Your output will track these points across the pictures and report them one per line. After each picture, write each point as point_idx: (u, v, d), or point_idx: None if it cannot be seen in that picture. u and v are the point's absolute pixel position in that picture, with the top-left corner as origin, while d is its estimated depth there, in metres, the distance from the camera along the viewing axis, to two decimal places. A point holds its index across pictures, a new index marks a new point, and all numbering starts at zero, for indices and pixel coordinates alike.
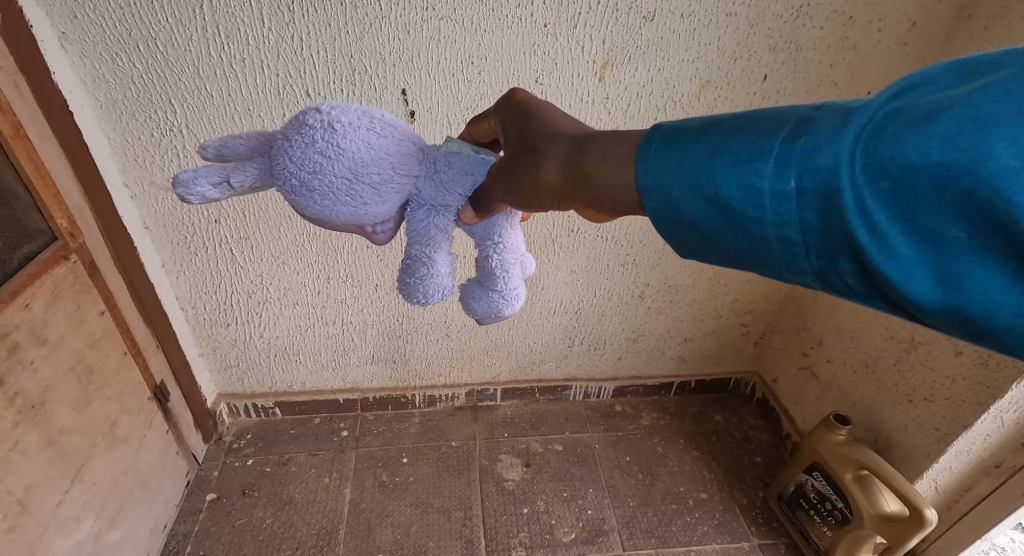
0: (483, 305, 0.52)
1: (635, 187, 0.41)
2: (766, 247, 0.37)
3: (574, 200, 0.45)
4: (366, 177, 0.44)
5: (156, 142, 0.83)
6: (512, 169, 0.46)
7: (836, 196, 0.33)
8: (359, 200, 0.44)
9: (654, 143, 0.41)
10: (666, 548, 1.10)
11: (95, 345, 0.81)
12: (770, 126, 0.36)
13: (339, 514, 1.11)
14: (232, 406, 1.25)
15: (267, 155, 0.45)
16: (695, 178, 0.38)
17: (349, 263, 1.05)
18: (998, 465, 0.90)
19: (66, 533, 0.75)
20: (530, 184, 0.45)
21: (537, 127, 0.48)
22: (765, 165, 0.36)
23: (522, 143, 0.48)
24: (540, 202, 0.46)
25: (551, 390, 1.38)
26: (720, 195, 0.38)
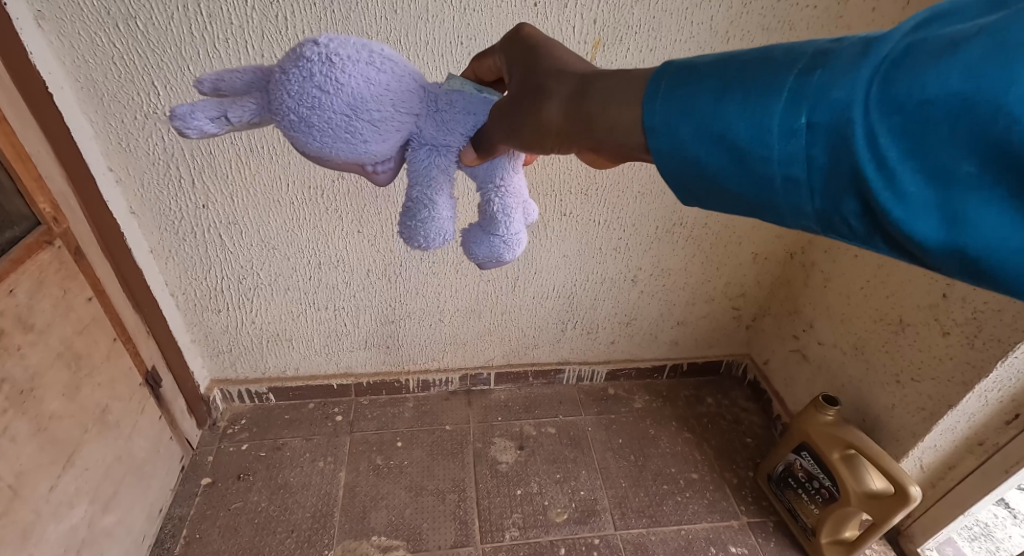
0: (485, 245, 0.51)
1: (641, 127, 0.41)
2: (770, 188, 0.37)
3: (577, 143, 0.44)
4: (366, 114, 0.43)
5: (140, 125, 0.82)
6: (514, 112, 0.46)
7: (848, 130, 0.33)
8: (360, 138, 0.44)
9: (665, 80, 0.40)
10: (657, 528, 1.12)
11: (84, 331, 0.81)
12: (784, 61, 0.35)
13: (334, 497, 1.12)
14: (226, 391, 1.25)
15: (268, 90, 0.43)
16: (703, 118, 0.38)
17: (340, 248, 1.04)
18: (981, 443, 0.93)
19: (60, 517, 0.76)
20: (534, 128, 0.45)
21: (541, 67, 0.47)
22: (776, 101, 0.35)
23: (525, 84, 0.46)
24: (542, 145, 0.46)
25: (544, 373, 1.39)
26: (728, 135, 0.37)
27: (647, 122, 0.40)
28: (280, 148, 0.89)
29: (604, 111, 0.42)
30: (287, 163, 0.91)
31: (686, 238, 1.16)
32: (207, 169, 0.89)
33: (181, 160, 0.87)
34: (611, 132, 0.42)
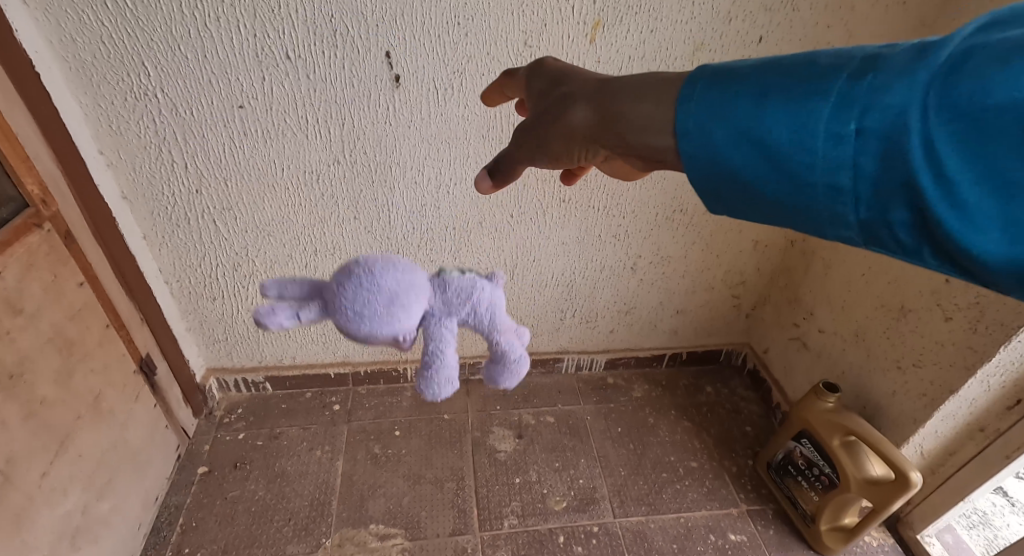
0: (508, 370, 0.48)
1: (672, 132, 0.44)
2: (815, 193, 0.39)
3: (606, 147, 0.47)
4: (413, 308, 0.41)
5: (131, 107, 0.81)
6: (542, 123, 0.49)
7: (901, 137, 0.35)
8: (408, 325, 0.41)
9: (708, 86, 0.42)
10: (656, 516, 1.12)
11: (76, 317, 0.80)
12: (833, 71, 0.38)
13: (332, 486, 1.11)
14: (222, 380, 1.24)
15: (320, 294, 0.41)
16: (744, 123, 0.41)
17: (336, 235, 1.03)
18: (982, 429, 0.92)
19: (54, 504, 0.75)
20: (563, 136, 0.48)
21: (562, 80, 0.51)
22: (826, 108, 0.38)
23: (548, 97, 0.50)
24: (570, 150, 0.49)
25: (543, 363, 1.38)
26: (768, 141, 0.40)
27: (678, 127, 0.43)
28: (274, 132, 0.87)
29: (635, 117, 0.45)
30: (281, 147, 0.89)
31: (686, 225, 1.14)
32: (200, 154, 0.88)
33: (173, 144, 0.86)
34: (640, 134, 0.45)
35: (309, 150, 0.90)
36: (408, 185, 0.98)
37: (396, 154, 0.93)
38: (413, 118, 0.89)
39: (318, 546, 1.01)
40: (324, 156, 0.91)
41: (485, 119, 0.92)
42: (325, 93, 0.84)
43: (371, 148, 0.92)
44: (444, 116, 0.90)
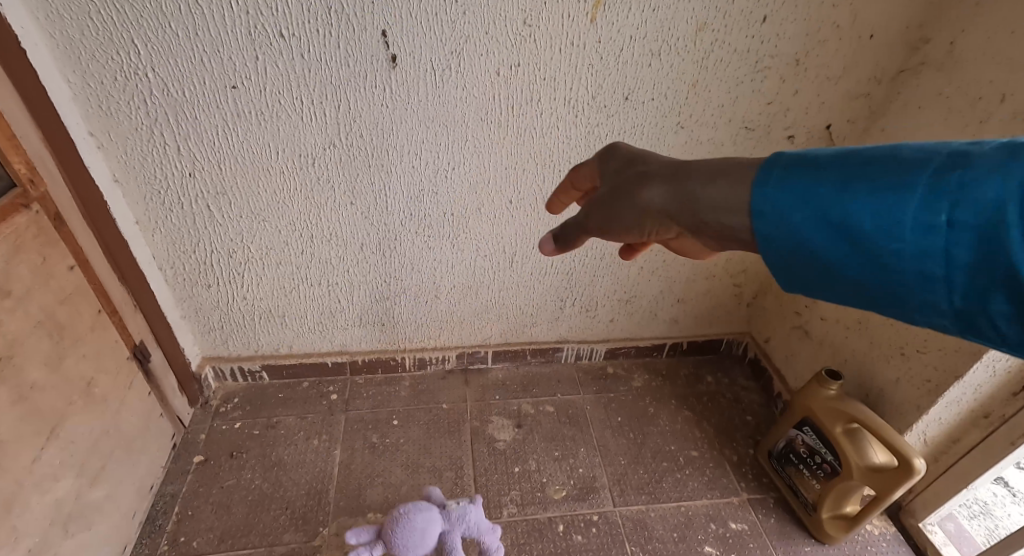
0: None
1: (745, 212, 0.44)
2: (900, 281, 0.38)
3: (677, 223, 0.50)
4: (424, 532, 0.82)
5: (121, 87, 0.79)
6: (613, 201, 0.53)
7: (998, 231, 0.34)
8: (421, 538, 0.82)
9: (780, 169, 0.43)
10: (656, 504, 1.11)
11: (66, 301, 0.79)
12: (918, 160, 0.38)
13: (329, 475, 1.10)
14: (218, 369, 1.23)
15: (381, 539, 0.84)
16: (821, 207, 0.40)
17: (333, 222, 1.01)
18: (987, 416, 0.92)
19: (45, 490, 0.74)
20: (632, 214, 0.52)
21: (638, 162, 0.54)
22: (911, 197, 0.37)
23: (621, 177, 0.54)
24: (641, 228, 0.52)
25: (542, 352, 1.37)
26: (852, 227, 0.39)
27: (752, 208, 0.43)
28: (268, 114, 0.85)
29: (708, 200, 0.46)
30: (276, 130, 0.87)
31: None
32: (193, 136, 0.86)
33: (165, 126, 0.84)
34: (716, 214, 0.46)
35: (304, 132, 0.88)
36: (405, 170, 0.96)
37: (393, 138, 0.91)
38: (410, 101, 0.88)
39: (315, 535, 1.00)
40: (320, 139, 0.90)
41: (484, 102, 0.90)
42: (320, 73, 0.82)
43: (368, 131, 0.90)
44: (442, 99, 0.88)
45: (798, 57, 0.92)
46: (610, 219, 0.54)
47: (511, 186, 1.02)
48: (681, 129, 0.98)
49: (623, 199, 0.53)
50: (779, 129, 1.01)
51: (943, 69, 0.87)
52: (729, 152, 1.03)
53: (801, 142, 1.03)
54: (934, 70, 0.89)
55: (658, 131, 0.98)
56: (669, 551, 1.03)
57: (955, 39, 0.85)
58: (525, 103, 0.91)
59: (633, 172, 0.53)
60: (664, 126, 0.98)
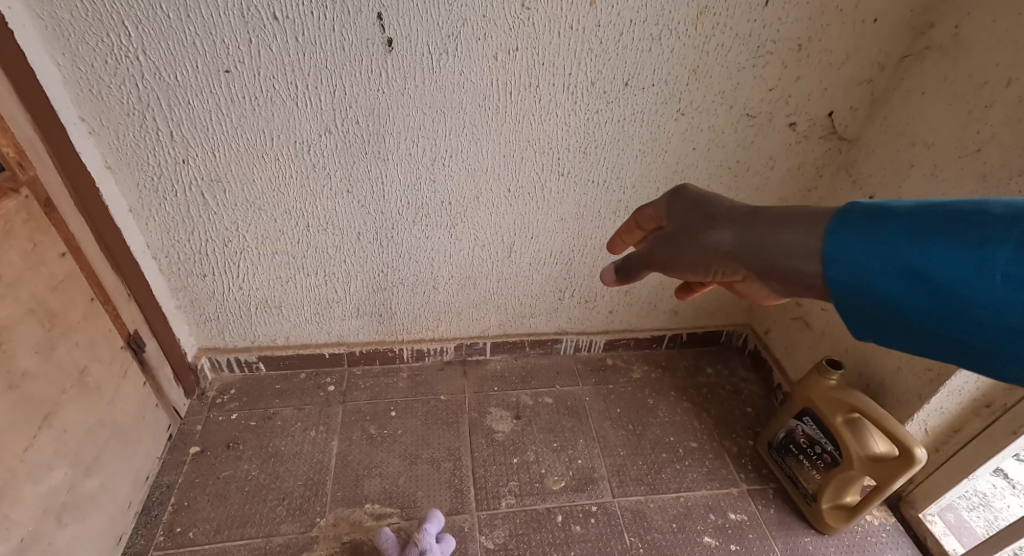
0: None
1: (819, 258, 0.44)
2: (988, 335, 0.36)
3: (746, 267, 0.51)
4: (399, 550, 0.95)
5: (111, 71, 0.78)
6: (680, 241, 0.56)
7: None
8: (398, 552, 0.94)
9: (855, 218, 0.42)
10: (655, 495, 1.10)
11: (57, 288, 0.78)
12: (1007, 214, 0.36)
13: (327, 466, 1.10)
14: (214, 360, 1.22)
15: None
16: (898, 256, 0.39)
17: (329, 210, 1.00)
18: (988, 405, 0.91)
19: (38, 479, 0.73)
20: (699, 255, 0.54)
21: (707, 206, 0.56)
22: (999, 250, 0.35)
23: (690, 218, 0.56)
24: (707, 267, 0.54)
25: (541, 343, 1.36)
26: (930, 276, 0.38)
27: (825, 256, 0.43)
28: (262, 99, 0.84)
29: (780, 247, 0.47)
30: (270, 116, 0.86)
31: None
32: (186, 122, 0.85)
33: (157, 111, 0.83)
34: (788, 260, 0.46)
35: (299, 119, 0.87)
36: (402, 157, 0.95)
37: (389, 124, 0.90)
38: (406, 86, 0.86)
39: (313, 525, 1.00)
40: (316, 125, 0.88)
41: (481, 87, 0.89)
42: (314, 57, 0.81)
43: (364, 118, 0.89)
44: (439, 85, 0.87)
45: (800, 42, 0.90)
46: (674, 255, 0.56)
47: (509, 174, 1.01)
48: (681, 117, 0.97)
49: (691, 239, 0.55)
50: (780, 116, 1.00)
51: (948, 54, 0.86)
52: (729, 140, 1.02)
53: (802, 129, 1.02)
54: (939, 55, 0.88)
55: (658, 118, 0.97)
56: (668, 542, 1.03)
57: (960, 23, 0.84)
58: (524, 89, 0.90)
59: (703, 214, 0.55)
60: (664, 113, 0.97)
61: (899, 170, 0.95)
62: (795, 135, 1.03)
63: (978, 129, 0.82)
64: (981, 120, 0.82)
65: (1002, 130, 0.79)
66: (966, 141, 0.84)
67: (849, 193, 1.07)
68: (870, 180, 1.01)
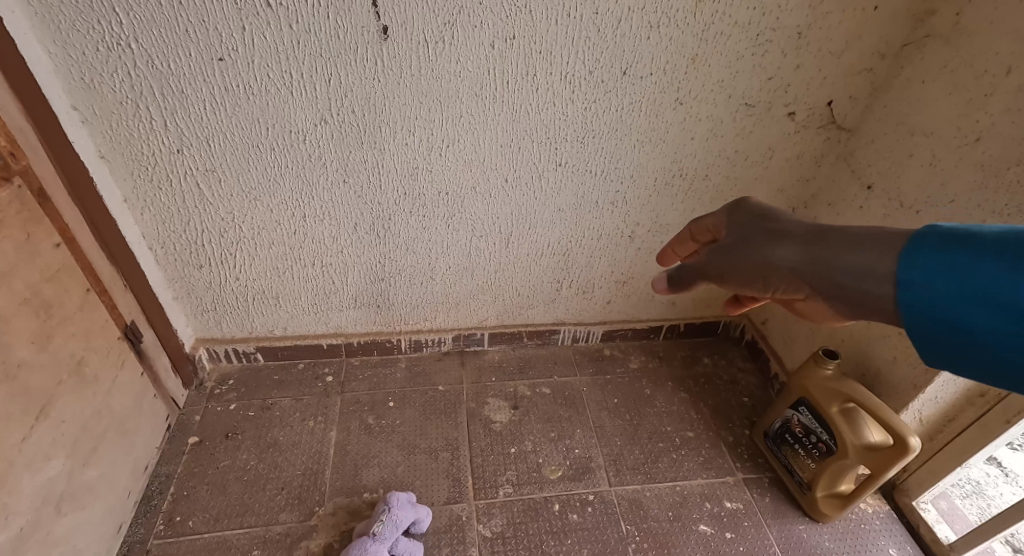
0: (404, 512, 0.95)
1: (894, 280, 0.41)
2: None
3: (811, 287, 0.48)
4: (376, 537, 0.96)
5: (103, 58, 0.77)
6: (737, 254, 0.53)
7: None
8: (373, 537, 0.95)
9: (930, 241, 0.39)
10: (651, 484, 1.11)
11: (52, 279, 0.78)
12: None
13: (325, 455, 1.10)
14: (211, 351, 1.22)
15: None
16: (978, 284, 0.36)
17: (324, 200, 1.00)
18: (983, 394, 0.92)
19: (36, 469, 0.74)
20: (757, 270, 0.51)
21: (770, 219, 0.53)
22: None
23: (752, 231, 0.53)
24: (766, 282, 0.51)
25: (539, 334, 1.36)
26: (1016, 305, 0.35)
27: (900, 280, 0.40)
28: (257, 88, 0.83)
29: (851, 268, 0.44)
30: (265, 105, 0.86)
31: (685, 190, 1.11)
32: (180, 111, 0.84)
33: (151, 100, 0.82)
34: (863, 283, 0.43)
35: (294, 108, 0.87)
36: (398, 148, 0.95)
37: (385, 113, 0.90)
38: (403, 75, 0.86)
39: (312, 514, 1.00)
40: (311, 115, 0.88)
41: (478, 76, 0.88)
42: (309, 45, 0.80)
43: (360, 107, 0.88)
44: (436, 74, 0.86)
45: (800, 29, 0.89)
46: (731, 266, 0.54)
47: (507, 164, 1.01)
48: (679, 106, 0.97)
49: (752, 252, 0.52)
50: (779, 106, 0.99)
51: (949, 42, 0.85)
52: (728, 129, 1.02)
53: (802, 118, 1.02)
54: (939, 43, 0.87)
55: (656, 107, 0.96)
56: (664, 530, 1.04)
57: (962, 11, 0.83)
58: (521, 78, 0.89)
59: (766, 227, 0.52)
60: (662, 102, 0.96)
61: (899, 159, 0.95)
62: (794, 124, 1.03)
63: (978, 117, 0.82)
64: (981, 108, 0.81)
65: (1001, 119, 0.78)
66: (966, 130, 0.84)
67: (847, 182, 1.07)
68: (870, 170, 1.01)
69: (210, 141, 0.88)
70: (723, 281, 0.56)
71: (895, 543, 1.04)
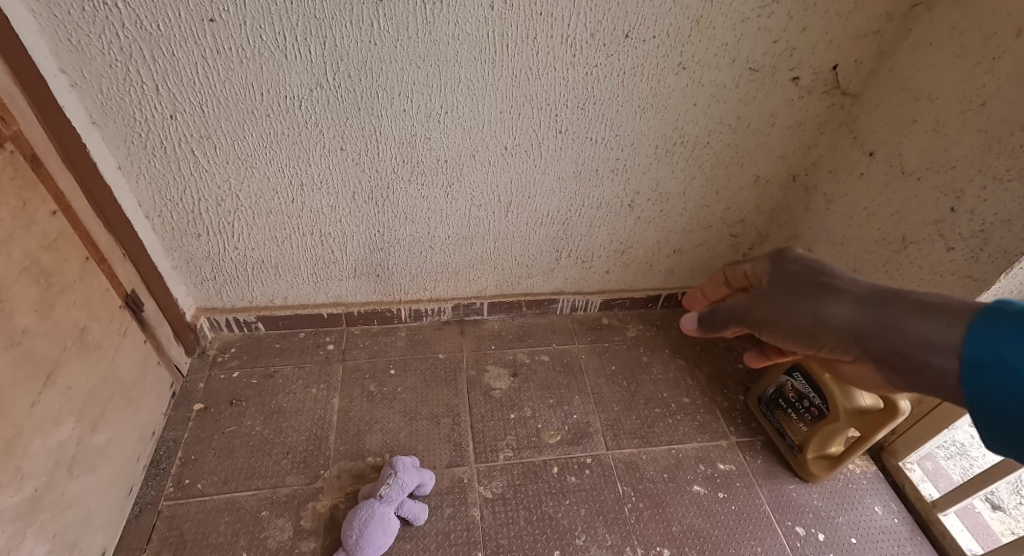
0: (409, 475, 0.96)
1: (955, 351, 0.45)
2: None
3: (859, 348, 0.54)
4: None
5: (89, 19, 0.75)
6: (784, 306, 0.60)
7: None
8: None
9: (998, 317, 0.43)
10: (648, 448, 1.14)
11: (50, 247, 0.77)
12: None
13: (328, 422, 1.12)
14: (212, 320, 1.23)
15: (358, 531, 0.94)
16: None
17: (322, 168, 0.99)
18: None
19: (46, 434, 0.75)
20: (804, 323, 0.58)
21: (824, 275, 0.59)
22: None
23: (797, 283, 0.60)
24: (810, 337, 0.58)
25: (539, 303, 1.37)
26: None
27: (964, 356, 0.44)
28: (250, 52, 0.82)
29: (914, 335, 0.49)
30: (258, 69, 0.84)
31: (686, 158, 1.10)
32: (171, 75, 0.82)
33: (140, 63, 0.80)
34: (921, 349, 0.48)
35: (289, 72, 0.85)
36: (396, 114, 0.93)
37: (382, 78, 0.88)
38: (399, 38, 0.84)
39: (317, 477, 1.03)
40: (306, 79, 0.86)
41: (477, 40, 0.86)
42: (303, 5, 0.78)
43: (356, 72, 0.87)
44: (434, 37, 0.85)
45: None
46: (778, 315, 0.61)
47: (506, 130, 0.99)
48: (682, 71, 0.95)
49: (801, 303, 0.59)
50: (784, 70, 0.98)
51: (959, 2, 0.83)
52: (731, 95, 1.00)
53: (806, 83, 1.01)
54: (950, 3, 0.85)
55: (658, 71, 0.95)
56: (659, 491, 1.07)
57: None
58: (520, 41, 0.87)
59: (814, 280, 0.59)
60: (665, 66, 0.94)
61: (901, 125, 0.95)
62: (798, 89, 1.01)
63: (984, 82, 0.81)
64: (988, 72, 0.80)
65: (1006, 83, 0.78)
66: (971, 95, 0.83)
67: (849, 149, 1.06)
68: (872, 136, 1.00)
69: (203, 106, 0.87)
70: (762, 328, 0.64)
71: (881, 502, 1.07)
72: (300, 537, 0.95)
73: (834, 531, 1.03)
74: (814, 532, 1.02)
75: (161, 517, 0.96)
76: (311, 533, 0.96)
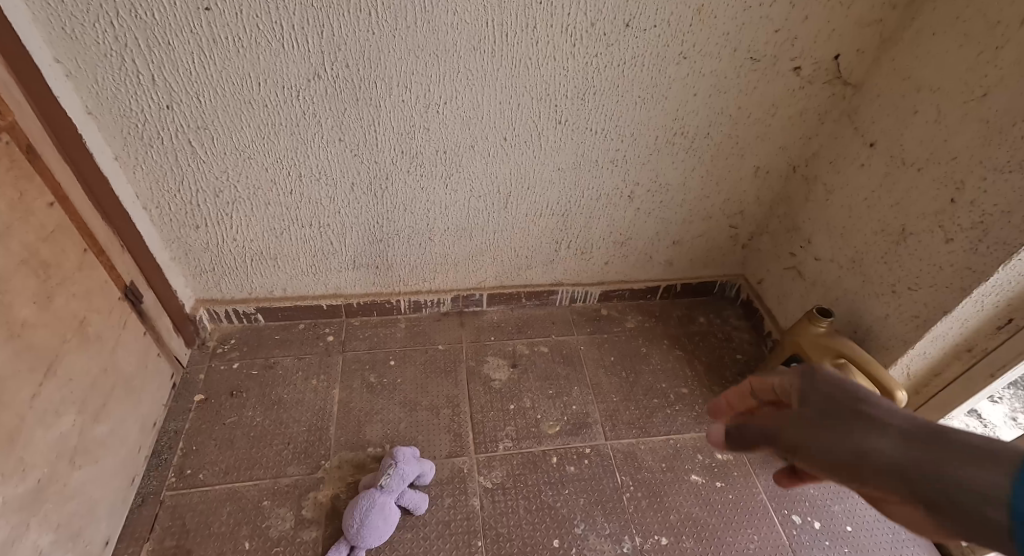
0: (408, 466, 0.97)
1: (995, 507, 0.35)
2: None
3: (906, 494, 0.41)
4: None
5: (84, 7, 0.74)
6: (823, 435, 0.48)
7: None
8: None
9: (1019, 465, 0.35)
10: (646, 438, 1.15)
11: (48, 239, 0.77)
12: None
13: (329, 413, 1.13)
14: (212, 312, 1.23)
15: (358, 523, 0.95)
16: None
17: (320, 159, 0.99)
18: (970, 349, 0.95)
19: (48, 425, 0.76)
20: (844, 457, 0.45)
21: (859, 400, 0.48)
22: None
23: (834, 408, 0.49)
24: (850, 473, 0.45)
25: (538, 294, 1.37)
26: None
27: (1012, 507, 0.34)
28: (246, 41, 0.81)
29: (954, 483, 0.38)
30: (255, 58, 0.83)
31: (686, 149, 1.10)
32: (167, 65, 0.82)
33: (136, 53, 0.80)
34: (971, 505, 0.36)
35: (286, 62, 0.84)
36: (395, 104, 0.93)
37: (381, 68, 0.87)
38: (397, 27, 0.83)
39: (318, 467, 1.04)
40: (304, 70, 0.86)
41: (476, 29, 0.85)
42: None
43: (354, 61, 0.86)
44: (433, 26, 0.84)
45: None
46: (805, 447, 0.49)
47: (506, 120, 0.99)
48: (682, 61, 0.95)
49: (839, 436, 0.46)
50: (785, 60, 0.97)
51: None
52: (732, 85, 1.00)
53: (807, 74, 1.00)
54: None
55: (659, 61, 0.94)
56: (657, 480, 1.08)
57: None
58: (520, 30, 0.87)
59: (853, 406, 0.47)
60: (666, 56, 0.94)
61: (903, 116, 0.94)
62: (799, 80, 1.01)
63: (986, 72, 0.80)
64: (990, 62, 0.80)
65: (1009, 73, 0.77)
66: (973, 85, 0.83)
67: (850, 139, 1.06)
68: (873, 127, 1.00)
69: (200, 96, 0.86)
70: (794, 454, 0.50)
71: None
72: (302, 526, 0.96)
73: (830, 519, 1.04)
74: (809, 521, 1.04)
75: (163, 507, 0.96)
76: (313, 522, 0.96)
